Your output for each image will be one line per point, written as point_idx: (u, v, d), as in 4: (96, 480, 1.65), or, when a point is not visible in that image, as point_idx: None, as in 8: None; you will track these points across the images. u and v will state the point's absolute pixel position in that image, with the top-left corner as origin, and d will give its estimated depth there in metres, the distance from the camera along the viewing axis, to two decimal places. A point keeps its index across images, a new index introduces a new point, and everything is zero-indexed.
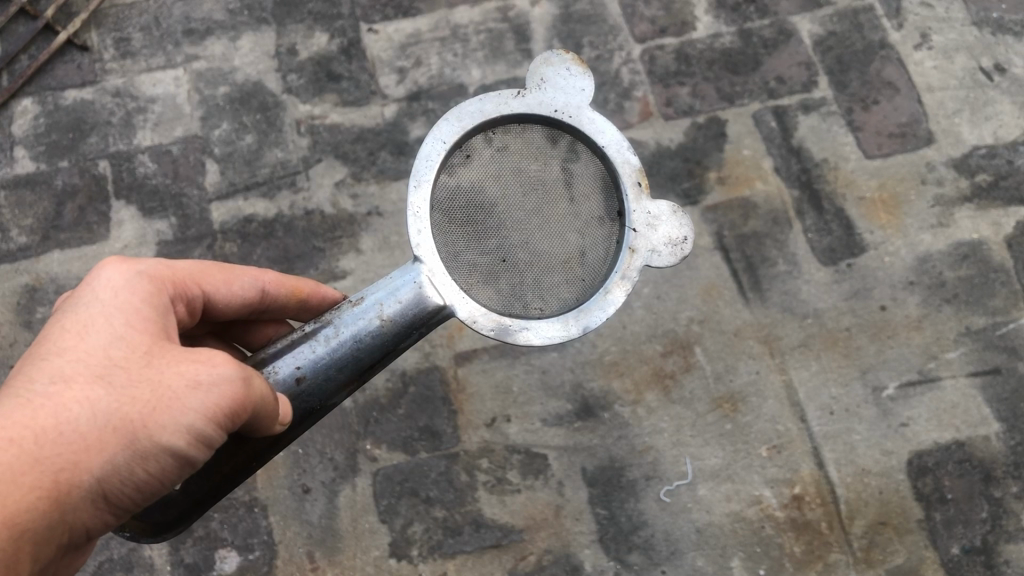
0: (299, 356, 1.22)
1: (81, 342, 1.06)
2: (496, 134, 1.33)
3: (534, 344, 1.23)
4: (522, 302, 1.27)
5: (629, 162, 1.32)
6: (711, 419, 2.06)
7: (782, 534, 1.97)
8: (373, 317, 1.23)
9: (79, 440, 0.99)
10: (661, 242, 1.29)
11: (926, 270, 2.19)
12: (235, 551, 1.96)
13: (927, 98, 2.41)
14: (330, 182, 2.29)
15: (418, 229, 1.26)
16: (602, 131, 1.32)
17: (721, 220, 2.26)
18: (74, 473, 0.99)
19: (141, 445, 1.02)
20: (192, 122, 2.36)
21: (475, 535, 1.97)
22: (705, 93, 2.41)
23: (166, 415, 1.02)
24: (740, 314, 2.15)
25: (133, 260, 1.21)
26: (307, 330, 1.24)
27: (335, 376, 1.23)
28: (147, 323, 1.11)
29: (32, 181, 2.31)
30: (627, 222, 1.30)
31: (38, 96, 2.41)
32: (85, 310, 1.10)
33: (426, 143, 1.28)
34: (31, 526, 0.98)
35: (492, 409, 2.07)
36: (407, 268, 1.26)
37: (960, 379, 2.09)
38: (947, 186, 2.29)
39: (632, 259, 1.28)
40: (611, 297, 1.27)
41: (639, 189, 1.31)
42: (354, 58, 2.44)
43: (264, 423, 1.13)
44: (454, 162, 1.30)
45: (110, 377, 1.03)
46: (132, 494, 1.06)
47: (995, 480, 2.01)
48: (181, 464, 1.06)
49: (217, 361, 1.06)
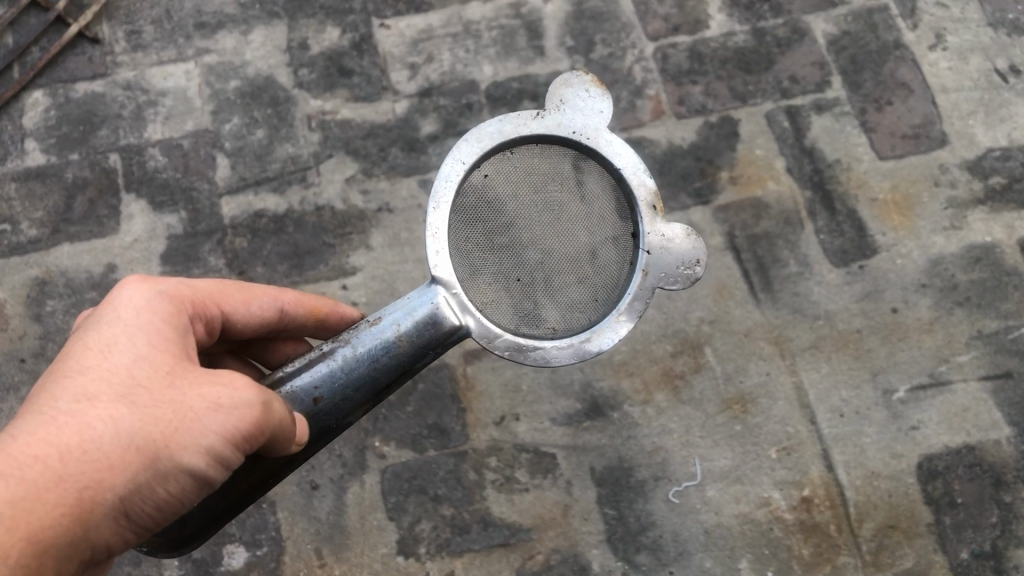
0: (316, 375, 1.20)
1: (103, 360, 1.06)
2: (514, 154, 1.32)
3: (546, 364, 1.23)
4: (537, 323, 1.27)
5: (645, 184, 1.30)
6: (722, 420, 2.05)
7: (791, 536, 1.96)
8: (390, 336, 1.23)
9: (102, 458, 0.99)
10: (673, 264, 1.28)
11: (938, 272, 2.18)
12: (243, 546, 1.96)
13: (942, 99, 2.39)
14: (340, 178, 2.29)
15: (435, 249, 1.25)
16: (619, 153, 1.30)
17: (733, 220, 2.25)
18: (97, 491, 0.99)
19: (163, 466, 1.02)
20: (203, 116, 2.36)
21: (483, 534, 1.96)
22: (717, 92, 2.40)
23: (187, 435, 1.02)
24: (750, 315, 2.14)
25: (153, 280, 1.21)
26: (325, 349, 1.23)
27: (352, 396, 1.22)
28: (168, 343, 1.11)
29: (42, 173, 2.30)
30: (641, 243, 1.29)
31: (49, 88, 2.40)
32: (107, 328, 1.10)
33: (444, 163, 1.28)
34: (54, 542, 0.97)
35: (502, 408, 2.06)
36: (424, 288, 1.26)
37: (971, 383, 2.08)
38: (961, 188, 2.28)
39: (644, 279, 1.27)
40: (623, 319, 1.26)
41: (653, 211, 1.29)
42: (365, 53, 2.43)
43: (280, 444, 1.13)
44: (473, 183, 1.29)
45: (133, 396, 1.03)
46: (152, 512, 1.05)
47: (1005, 485, 1.99)
48: (200, 484, 1.06)
49: (237, 384, 1.07)
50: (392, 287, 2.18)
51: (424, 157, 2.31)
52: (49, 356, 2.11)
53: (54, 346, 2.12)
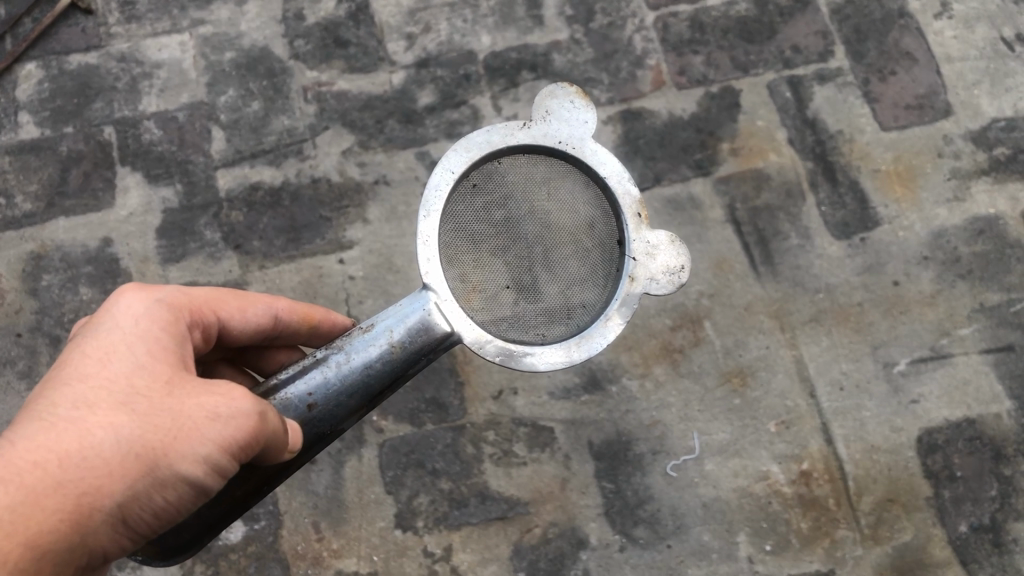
0: (310, 382, 1.18)
1: (103, 368, 1.05)
2: (503, 163, 1.31)
3: (538, 369, 1.20)
4: (524, 329, 1.25)
5: (630, 193, 1.30)
6: (721, 394, 2.04)
7: (789, 510, 1.96)
8: (383, 343, 1.20)
9: (101, 465, 0.99)
10: (659, 270, 1.27)
11: (940, 245, 2.16)
12: (241, 520, 1.96)
13: (947, 69, 2.36)
14: (337, 150, 2.26)
15: (427, 256, 1.23)
16: (604, 163, 1.30)
17: (734, 192, 2.22)
18: (96, 497, 0.99)
19: (160, 474, 1.01)
20: (198, 88, 2.33)
21: (481, 507, 1.96)
22: (719, 62, 2.37)
23: (185, 444, 1.02)
24: (750, 289, 2.13)
25: (153, 286, 1.19)
26: (318, 356, 1.21)
27: (346, 403, 1.20)
28: (167, 352, 1.10)
29: (36, 146, 2.28)
30: (627, 251, 1.28)
31: (42, 60, 2.38)
32: (106, 336, 1.09)
33: (434, 172, 1.26)
34: (52, 547, 0.97)
35: (500, 382, 2.05)
36: (416, 295, 1.23)
37: (972, 356, 2.06)
38: (965, 159, 2.25)
39: (630, 287, 1.26)
40: (611, 324, 1.25)
41: (639, 219, 1.29)
42: (362, 23, 2.40)
43: (275, 453, 1.11)
44: (463, 191, 1.28)
45: (132, 404, 1.02)
46: (151, 520, 1.05)
47: (1005, 458, 1.99)
48: (198, 492, 1.05)
49: (234, 394, 1.05)
50: (389, 261, 2.16)
51: (421, 128, 2.29)
52: (45, 330, 2.10)
53: (51, 321, 2.11)
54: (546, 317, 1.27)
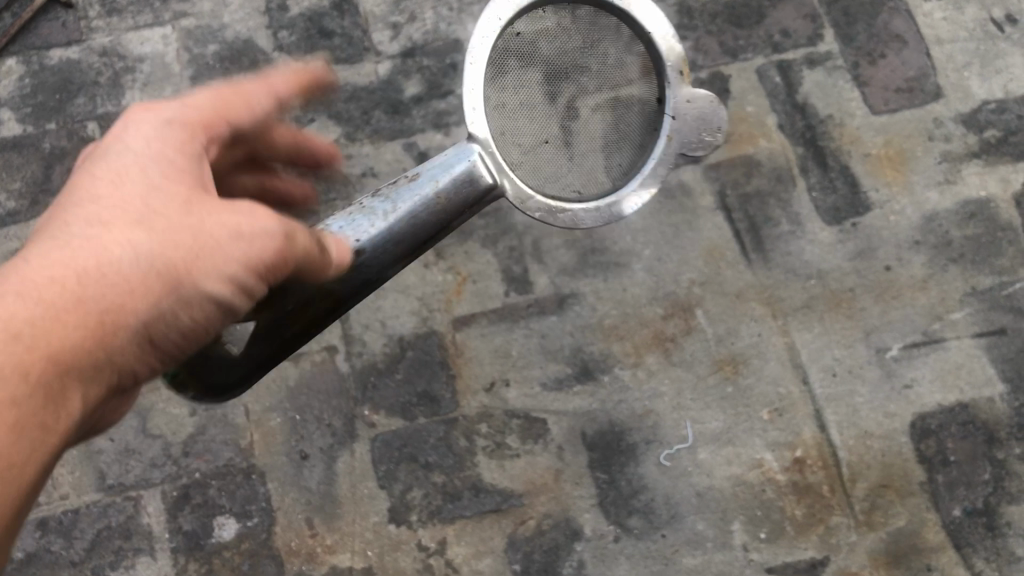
0: (358, 230, 1.29)
1: (115, 190, 1.03)
2: (547, 12, 1.54)
3: (578, 223, 1.48)
4: (563, 182, 1.52)
5: (669, 38, 1.53)
6: (713, 382, 2.03)
7: (784, 497, 1.95)
8: (428, 192, 1.37)
9: (124, 282, 0.97)
10: (690, 102, 1.52)
11: (932, 229, 2.15)
12: (234, 518, 1.94)
13: (937, 51, 2.35)
14: (323, 143, 2.24)
15: (476, 114, 1.47)
16: (649, 15, 1.53)
17: (724, 179, 2.21)
18: (120, 314, 0.97)
19: (185, 292, 1.01)
20: (182, 81, 2.31)
21: (474, 500, 1.95)
22: (707, 47, 2.36)
23: (211, 261, 1.02)
24: (742, 276, 2.12)
25: (158, 107, 1.16)
26: (365, 204, 1.34)
27: (393, 249, 1.33)
28: (181, 172, 1.08)
29: (19, 144, 2.25)
30: (667, 109, 1.53)
31: (23, 55, 2.35)
32: (118, 161, 1.06)
33: (484, 15, 1.48)
34: (76, 365, 0.95)
35: (491, 374, 2.04)
36: (461, 149, 1.44)
37: (965, 340, 2.06)
38: (956, 142, 2.24)
39: (669, 143, 1.53)
40: (645, 187, 1.53)
41: (680, 77, 1.53)
42: (346, 13, 2.38)
43: (300, 275, 1.14)
44: (508, 41, 1.51)
45: (150, 222, 1.00)
46: (176, 340, 1.05)
47: (998, 441, 1.98)
48: (223, 311, 1.06)
49: (257, 214, 1.06)
50: None
51: (408, 119, 2.27)
52: None
53: None
54: (584, 177, 1.54)
